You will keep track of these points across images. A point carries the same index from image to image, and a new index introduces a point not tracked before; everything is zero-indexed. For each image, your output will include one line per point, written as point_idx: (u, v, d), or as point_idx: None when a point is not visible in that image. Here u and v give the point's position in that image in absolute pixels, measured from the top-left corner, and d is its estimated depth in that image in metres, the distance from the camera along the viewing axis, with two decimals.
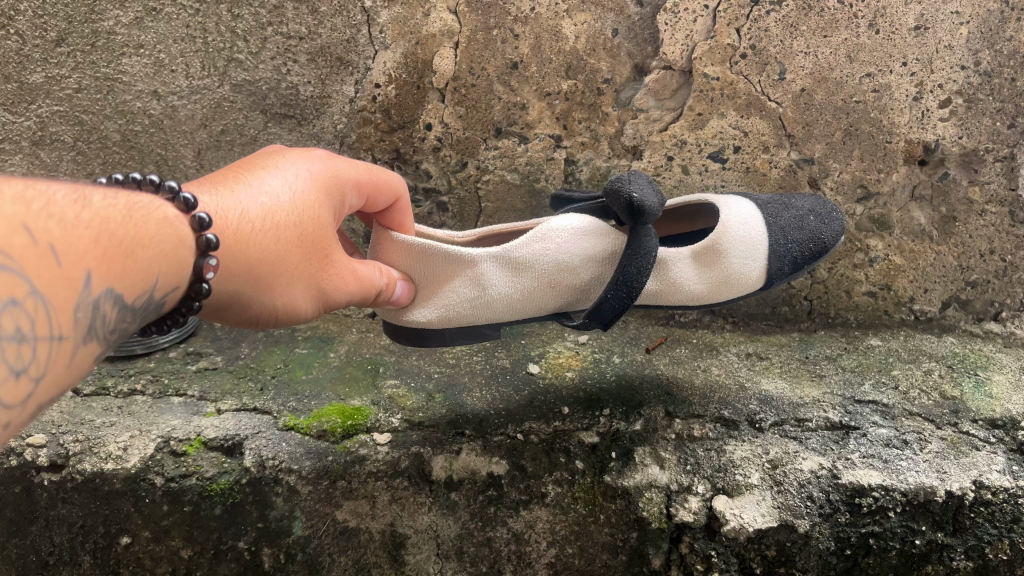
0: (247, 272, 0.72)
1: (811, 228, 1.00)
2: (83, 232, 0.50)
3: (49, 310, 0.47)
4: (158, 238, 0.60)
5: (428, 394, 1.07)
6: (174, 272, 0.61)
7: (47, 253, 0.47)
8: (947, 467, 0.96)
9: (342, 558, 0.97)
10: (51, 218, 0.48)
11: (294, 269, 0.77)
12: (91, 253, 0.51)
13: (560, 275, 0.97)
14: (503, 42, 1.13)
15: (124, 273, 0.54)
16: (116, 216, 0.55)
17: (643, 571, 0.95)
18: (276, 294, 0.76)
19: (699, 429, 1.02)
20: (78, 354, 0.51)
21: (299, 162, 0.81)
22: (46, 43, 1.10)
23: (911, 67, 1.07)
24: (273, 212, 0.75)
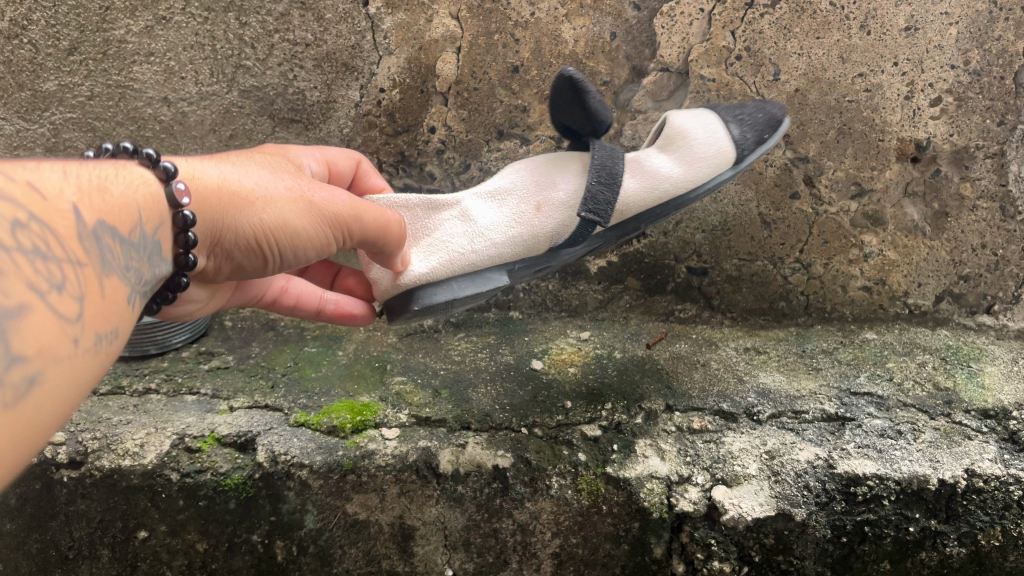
0: (219, 196, 0.76)
1: (756, 103, 1.03)
2: (53, 176, 0.56)
3: (56, 234, 0.52)
4: (122, 186, 0.66)
5: (434, 389, 1.10)
6: (153, 211, 0.68)
7: (29, 188, 0.52)
8: (940, 456, 0.98)
9: (353, 549, 1.02)
10: (20, 166, 0.53)
11: (270, 189, 0.79)
12: (68, 192, 0.56)
13: (541, 194, 1.00)
14: (504, 46, 1.15)
15: (105, 210, 0.60)
16: (76, 168, 0.61)
17: (644, 558, 0.99)
18: (262, 211, 0.77)
19: (699, 422, 1.05)
20: (100, 280, 0.56)
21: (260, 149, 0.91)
22: (59, 53, 1.13)
23: (902, 67, 1.10)
24: (234, 162, 0.82)
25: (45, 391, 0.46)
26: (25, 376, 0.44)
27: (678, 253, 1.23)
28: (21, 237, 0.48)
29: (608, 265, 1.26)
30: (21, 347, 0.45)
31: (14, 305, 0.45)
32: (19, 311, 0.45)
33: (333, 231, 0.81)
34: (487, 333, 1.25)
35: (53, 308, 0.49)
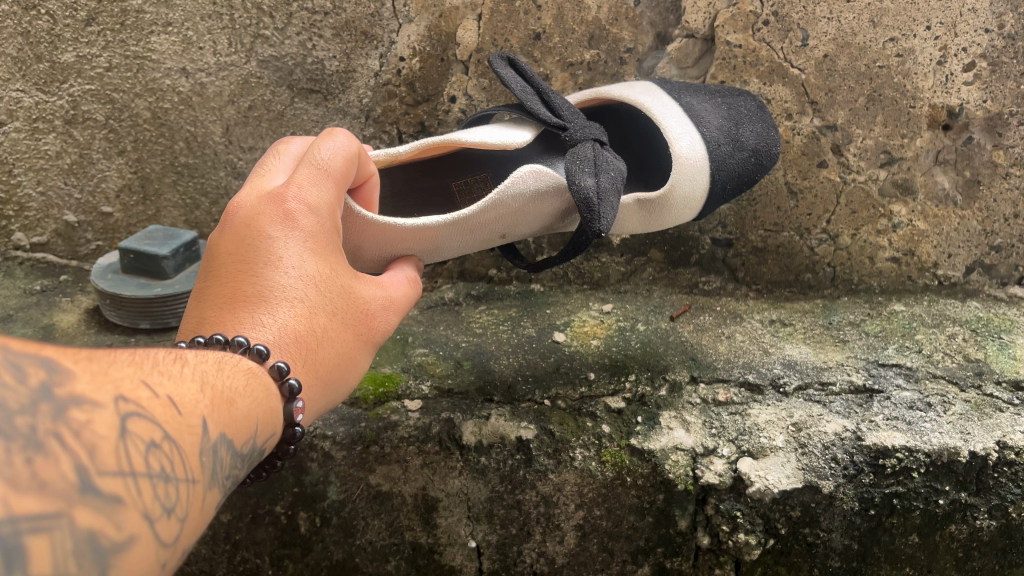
0: (323, 374, 0.71)
1: (748, 173, 1.02)
2: (190, 386, 0.53)
3: (180, 453, 0.49)
4: (250, 385, 0.61)
5: (457, 361, 1.09)
6: (270, 416, 0.62)
7: (168, 404, 0.50)
8: (971, 428, 0.97)
9: (375, 521, 1.01)
10: (160, 375, 0.51)
11: (354, 351, 0.75)
12: (201, 402, 0.53)
13: (512, 228, 0.98)
14: (526, 13, 1.13)
15: (230, 419, 0.56)
16: (210, 369, 0.58)
17: (669, 531, 0.98)
18: (351, 378, 0.76)
19: (724, 393, 1.04)
20: (207, 498, 0.52)
21: (276, 235, 0.72)
22: (77, 24, 1.11)
23: (935, 31, 1.08)
24: (306, 304, 0.70)
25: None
26: None
27: (703, 224, 1.22)
28: (149, 460, 0.46)
29: (631, 237, 1.24)
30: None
31: (122, 537, 0.43)
32: (127, 546, 0.43)
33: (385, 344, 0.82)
34: (508, 305, 1.24)
35: (156, 541, 0.45)
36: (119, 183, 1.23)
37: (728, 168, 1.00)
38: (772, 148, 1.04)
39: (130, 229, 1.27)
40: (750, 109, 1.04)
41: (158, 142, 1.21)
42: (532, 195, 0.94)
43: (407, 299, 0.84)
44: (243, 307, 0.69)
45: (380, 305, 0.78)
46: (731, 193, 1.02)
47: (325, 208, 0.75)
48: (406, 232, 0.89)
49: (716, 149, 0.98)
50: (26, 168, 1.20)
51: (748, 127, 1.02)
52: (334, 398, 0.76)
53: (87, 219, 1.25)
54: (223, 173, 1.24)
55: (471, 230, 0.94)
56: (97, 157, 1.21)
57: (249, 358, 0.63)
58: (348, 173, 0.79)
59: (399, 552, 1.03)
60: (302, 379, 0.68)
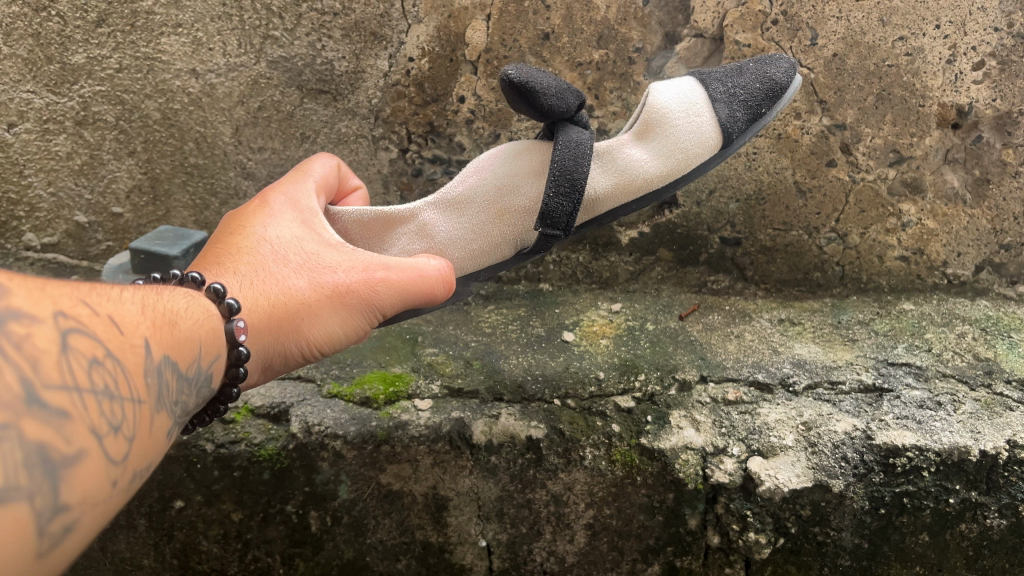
0: (271, 318, 0.76)
1: (750, 69, 0.97)
2: (132, 309, 0.56)
3: (125, 370, 0.52)
4: (192, 313, 0.65)
5: (466, 360, 1.10)
6: (212, 342, 0.67)
7: (109, 323, 0.53)
8: (982, 427, 0.97)
9: (386, 520, 1.01)
10: (101, 296, 0.54)
11: (310, 302, 0.78)
12: (143, 323, 0.57)
13: (509, 199, 0.95)
14: (535, 13, 1.13)
15: (172, 343, 0.60)
16: (152, 296, 0.61)
17: (679, 529, 0.98)
18: (309, 333, 0.79)
19: (734, 393, 1.04)
20: (155, 417, 0.55)
21: (252, 212, 0.85)
22: (87, 25, 1.12)
23: (944, 30, 1.08)
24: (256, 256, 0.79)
25: (75, 538, 0.46)
26: (63, 524, 0.45)
27: (712, 223, 1.22)
28: (94, 375, 0.49)
29: (640, 236, 1.24)
30: (66, 496, 0.45)
31: (71, 450, 0.46)
32: (74, 460, 0.46)
33: (373, 315, 0.82)
34: (517, 304, 1.24)
35: (104, 454, 0.49)
36: (129, 183, 1.24)
37: (719, 74, 0.98)
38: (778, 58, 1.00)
39: (140, 229, 1.27)
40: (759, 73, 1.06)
41: (169, 143, 1.21)
42: (511, 163, 0.96)
43: (411, 281, 0.83)
44: (212, 256, 0.80)
45: (348, 268, 0.81)
46: (744, 88, 0.95)
47: (304, 198, 0.88)
48: (388, 218, 0.95)
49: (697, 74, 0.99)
50: (37, 169, 1.21)
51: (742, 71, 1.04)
52: (292, 350, 0.79)
53: (97, 220, 1.26)
54: (233, 173, 1.24)
55: (464, 211, 0.96)
56: (108, 158, 1.21)
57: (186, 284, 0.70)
58: (331, 181, 0.96)
59: (410, 550, 1.03)
60: (246, 313, 0.74)
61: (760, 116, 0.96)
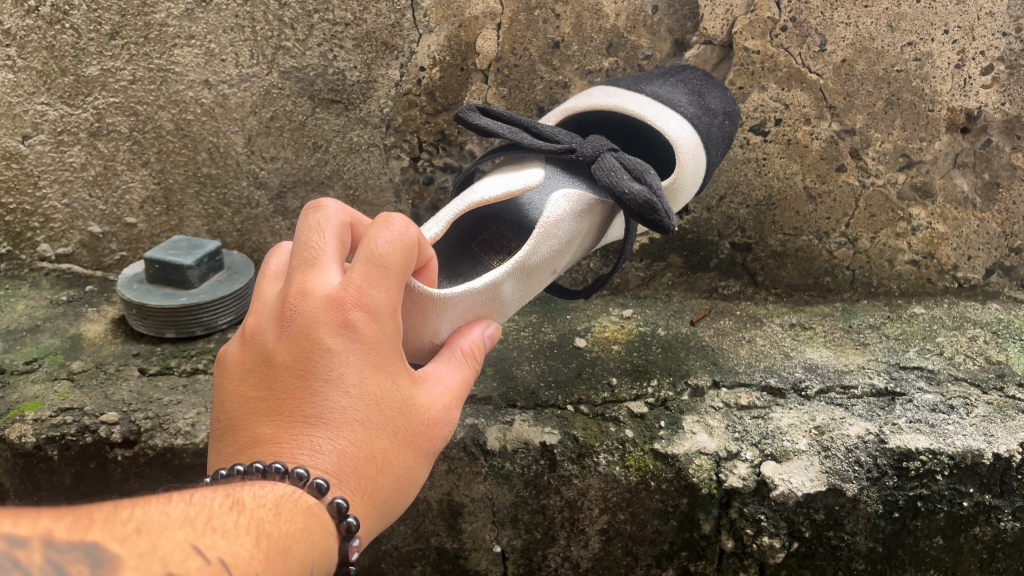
0: (383, 500, 0.61)
1: (728, 132, 1.05)
2: (245, 539, 0.47)
3: None
4: (300, 531, 0.52)
5: (479, 367, 1.10)
6: (326, 563, 0.54)
7: (223, 573, 0.43)
8: (995, 430, 0.97)
9: (401, 527, 1.01)
10: (215, 536, 0.45)
11: (414, 465, 0.63)
12: (256, 557, 0.47)
13: (559, 260, 0.93)
14: (545, 22, 1.14)
15: (289, 575, 0.49)
16: (265, 514, 0.51)
17: (693, 534, 0.99)
18: (407, 494, 0.64)
19: (746, 397, 1.04)
20: None
21: (323, 345, 0.59)
22: (101, 37, 1.13)
23: (952, 34, 1.08)
24: (363, 418, 0.59)
25: None
26: None
27: (722, 229, 1.23)
28: None
29: (651, 242, 1.25)
30: None
31: None
32: None
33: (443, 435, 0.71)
34: (529, 311, 1.25)
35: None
36: (143, 194, 1.25)
37: (712, 131, 1.01)
38: (735, 109, 1.08)
39: (154, 239, 1.29)
40: (700, 79, 1.07)
41: (182, 153, 1.22)
42: (574, 221, 0.91)
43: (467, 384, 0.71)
44: (291, 428, 0.58)
45: (443, 408, 0.66)
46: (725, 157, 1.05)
47: (377, 315, 0.60)
48: (475, 291, 0.81)
49: (700, 120, 1.00)
50: (51, 180, 1.22)
51: (711, 94, 1.05)
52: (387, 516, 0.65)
53: (111, 230, 1.27)
54: (245, 183, 1.25)
55: (529, 275, 0.89)
56: (122, 169, 1.22)
57: (306, 493, 0.54)
58: (404, 264, 0.62)
59: (425, 557, 1.04)
60: (364, 512, 0.59)
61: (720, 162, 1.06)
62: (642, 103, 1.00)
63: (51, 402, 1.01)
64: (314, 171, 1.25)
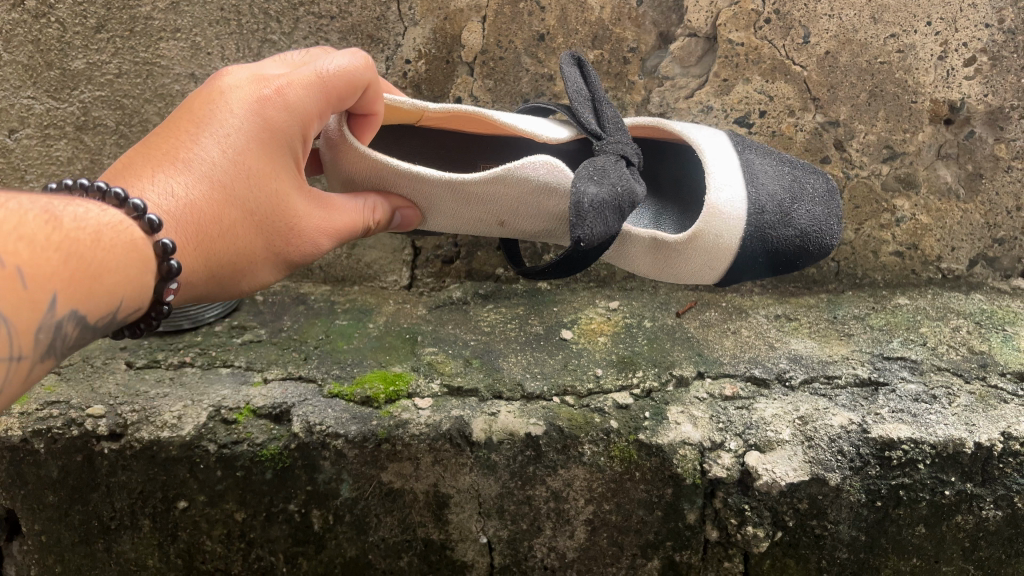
0: (212, 265, 0.76)
1: (790, 248, 0.98)
2: (52, 256, 0.58)
3: (11, 329, 0.55)
4: (123, 262, 0.64)
5: (466, 359, 1.11)
6: (138, 296, 0.66)
7: (14, 279, 0.55)
8: (976, 419, 0.98)
9: (388, 518, 1.02)
10: (21, 242, 0.56)
11: (255, 257, 0.79)
12: (60, 275, 0.58)
13: (512, 218, 0.95)
14: (530, 14, 1.15)
15: (91, 295, 0.61)
16: (86, 240, 0.61)
17: (678, 524, 0.99)
18: (242, 284, 0.81)
19: (731, 388, 1.05)
20: (36, 367, 0.59)
21: (230, 113, 0.76)
22: (87, 31, 1.14)
23: (935, 26, 1.11)
24: (226, 189, 0.75)
25: None
26: None
27: None
28: None
29: None
30: None
31: None
32: None
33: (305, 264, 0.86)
34: (516, 303, 1.25)
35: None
36: None
37: (769, 240, 0.97)
38: (826, 239, 1.00)
39: None
40: (823, 192, 1.02)
41: None
42: (538, 186, 0.90)
43: (350, 227, 0.86)
44: (167, 161, 0.74)
45: (309, 228, 0.82)
46: (765, 260, 0.99)
47: (286, 113, 0.77)
48: (401, 172, 0.88)
49: (759, 216, 0.95)
50: (38, 175, 1.21)
51: (807, 206, 0.98)
52: (221, 296, 0.81)
53: None
54: None
55: (469, 201, 0.91)
56: (109, 163, 1.21)
57: (137, 225, 0.67)
58: (343, 96, 0.81)
59: (412, 548, 1.04)
60: (192, 264, 0.73)
61: (764, 267, 1.01)
62: (722, 169, 0.96)
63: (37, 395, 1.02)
64: None
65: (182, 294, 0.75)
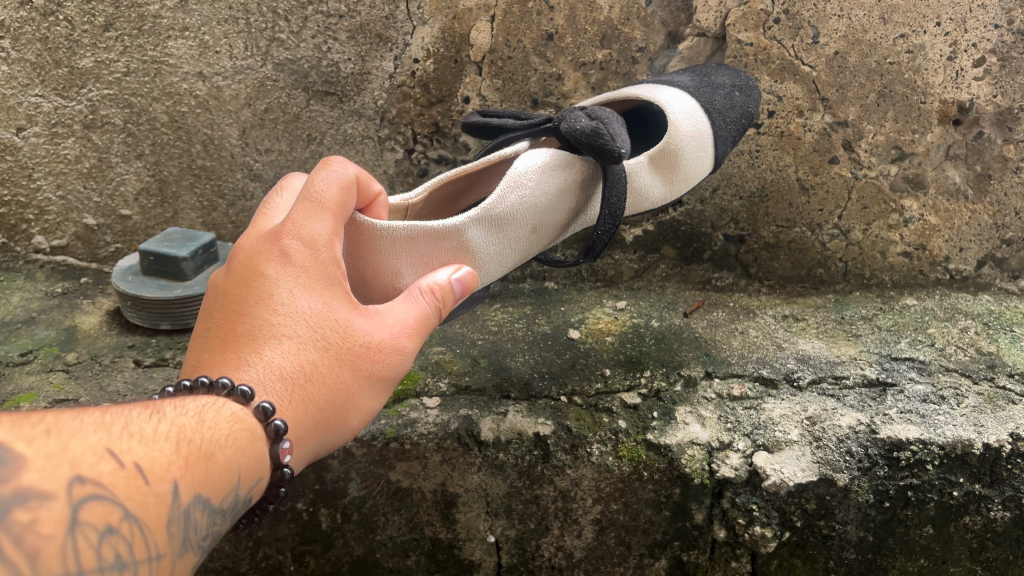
0: (316, 417, 0.65)
1: (741, 105, 1.02)
2: (164, 445, 0.51)
3: (144, 529, 0.47)
4: (233, 440, 0.57)
5: (473, 359, 1.11)
6: (253, 467, 0.58)
7: (133, 474, 0.47)
8: (984, 420, 0.98)
9: (396, 517, 1.02)
10: (132, 438, 0.49)
11: (351, 388, 0.67)
12: (175, 463, 0.50)
13: (543, 218, 0.93)
14: (539, 14, 1.15)
15: (210, 478, 0.53)
16: (189, 423, 0.54)
17: (686, 524, 0.99)
18: (352, 421, 0.69)
19: (739, 388, 1.05)
20: (180, 567, 0.50)
21: (263, 267, 0.68)
22: (95, 29, 1.13)
23: (945, 27, 1.09)
24: (298, 338, 0.65)
25: None
26: None
27: (715, 221, 1.24)
28: (104, 548, 0.44)
29: (644, 234, 1.26)
30: None
31: None
32: None
33: (389, 383, 0.71)
34: (523, 302, 1.25)
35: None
36: (137, 186, 1.25)
37: (720, 103, 1.01)
38: (751, 83, 1.06)
39: (149, 232, 1.29)
40: (708, 66, 1.08)
41: (176, 145, 1.22)
42: (547, 172, 0.91)
43: (426, 320, 0.74)
44: (230, 352, 0.64)
45: (389, 337, 0.70)
46: (737, 128, 1.02)
47: (327, 244, 0.71)
48: (431, 232, 0.85)
49: (701, 91, 1.01)
50: (45, 172, 1.22)
51: (719, 73, 1.06)
52: (333, 443, 0.69)
53: (106, 222, 1.27)
54: (239, 175, 1.25)
55: (502, 229, 0.90)
56: (116, 161, 1.23)
57: (232, 399, 0.59)
58: (345, 205, 0.75)
59: (419, 547, 1.04)
60: (296, 426, 0.63)
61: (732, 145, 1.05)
62: (662, 90, 0.99)
63: (46, 393, 1.01)
64: (307, 163, 1.25)
65: (297, 459, 0.64)
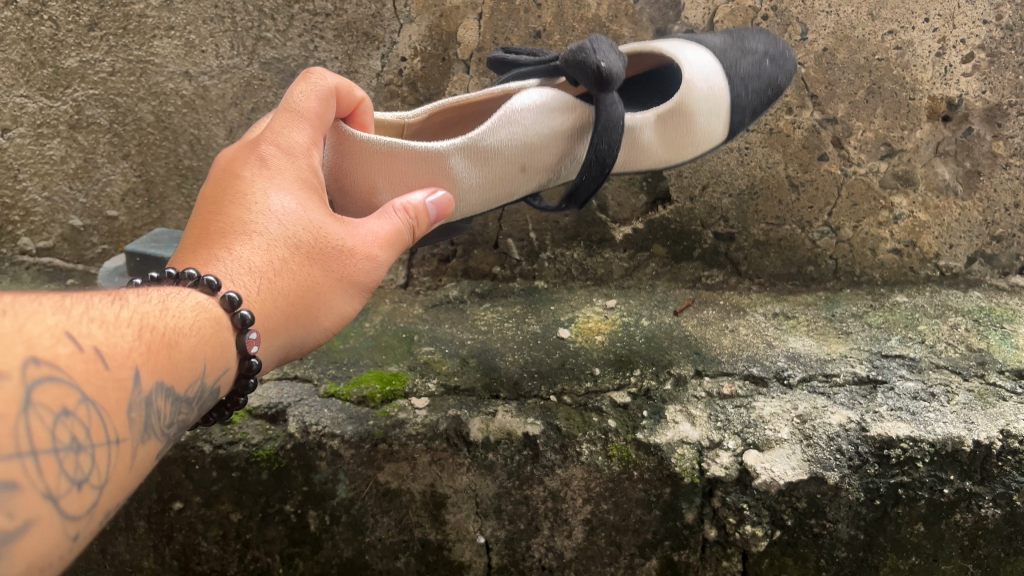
0: (287, 314, 0.71)
1: (768, 74, 1.00)
2: (125, 331, 0.52)
3: (104, 413, 0.49)
4: (197, 329, 0.60)
5: (462, 358, 1.10)
6: (220, 354, 0.63)
7: (93, 358, 0.48)
8: (975, 417, 0.98)
9: (385, 518, 1.01)
10: (92, 321, 0.50)
11: (324, 289, 0.74)
12: (137, 349, 0.52)
13: (531, 157, 0.93)
14: (526, 12, 1.14)
15: (173, 366, 0.56)
16: (153, 312, 0.57)
17: (676, 524, 0.98)
18: (322, 323, 0.76)
19: (729, 386, 1.04)
20: (141, 451, 0.53)
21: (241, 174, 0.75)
22: (79, 28, 1.14)
23: (933, 23, 1.11)
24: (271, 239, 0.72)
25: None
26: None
27: (706, 219, 1.24)
28: (59, 429, 0.45)
29: (634, 232, 1.25)
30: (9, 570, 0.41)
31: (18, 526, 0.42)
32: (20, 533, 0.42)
33: (359, 288, 0.77)
34: (512, 302, 1.24)
35: (62, 516, 0.45)
36: (124, 186, 1.23)
37: (743, 68, 0.99)
38: (788, 53, 1.03)
39: (136, 233, 1.26)
40: (741, 27, 1.05)
41: (162, 145, 1.21)
42: (540, 111, 0.91)
43: (397, 236, 0.80)
44: (205, 246, 0.70)
45: (362, 246, 0.77)
46: (758, 97, 1.00)
47: (298, 153, 0.77)
48: (414, 153, 0.85)
49: (722, 52, 0.99)
50: (31, 173, 1.21)
51: (754, 37, 1.02)
52: (304, 340, 0.75)
53: (92, 224, 1.25)
54: None
55: (489, 160, 0.90)
56: (102, 161, 1.21)
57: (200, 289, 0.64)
58: (324, 117, 0.80)
59: (409, 548, 1.03)
60: (265, 317, 0.69)
61: (756, 115, 1.03)
62: (684, 48, 0.97)
63: None
64: None
65: (267, 351, 0.70)
